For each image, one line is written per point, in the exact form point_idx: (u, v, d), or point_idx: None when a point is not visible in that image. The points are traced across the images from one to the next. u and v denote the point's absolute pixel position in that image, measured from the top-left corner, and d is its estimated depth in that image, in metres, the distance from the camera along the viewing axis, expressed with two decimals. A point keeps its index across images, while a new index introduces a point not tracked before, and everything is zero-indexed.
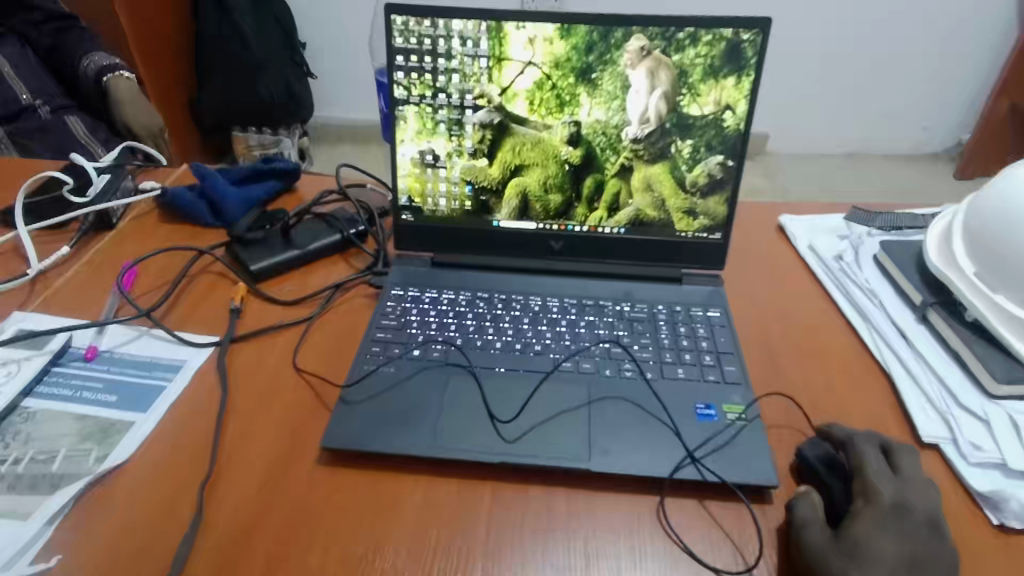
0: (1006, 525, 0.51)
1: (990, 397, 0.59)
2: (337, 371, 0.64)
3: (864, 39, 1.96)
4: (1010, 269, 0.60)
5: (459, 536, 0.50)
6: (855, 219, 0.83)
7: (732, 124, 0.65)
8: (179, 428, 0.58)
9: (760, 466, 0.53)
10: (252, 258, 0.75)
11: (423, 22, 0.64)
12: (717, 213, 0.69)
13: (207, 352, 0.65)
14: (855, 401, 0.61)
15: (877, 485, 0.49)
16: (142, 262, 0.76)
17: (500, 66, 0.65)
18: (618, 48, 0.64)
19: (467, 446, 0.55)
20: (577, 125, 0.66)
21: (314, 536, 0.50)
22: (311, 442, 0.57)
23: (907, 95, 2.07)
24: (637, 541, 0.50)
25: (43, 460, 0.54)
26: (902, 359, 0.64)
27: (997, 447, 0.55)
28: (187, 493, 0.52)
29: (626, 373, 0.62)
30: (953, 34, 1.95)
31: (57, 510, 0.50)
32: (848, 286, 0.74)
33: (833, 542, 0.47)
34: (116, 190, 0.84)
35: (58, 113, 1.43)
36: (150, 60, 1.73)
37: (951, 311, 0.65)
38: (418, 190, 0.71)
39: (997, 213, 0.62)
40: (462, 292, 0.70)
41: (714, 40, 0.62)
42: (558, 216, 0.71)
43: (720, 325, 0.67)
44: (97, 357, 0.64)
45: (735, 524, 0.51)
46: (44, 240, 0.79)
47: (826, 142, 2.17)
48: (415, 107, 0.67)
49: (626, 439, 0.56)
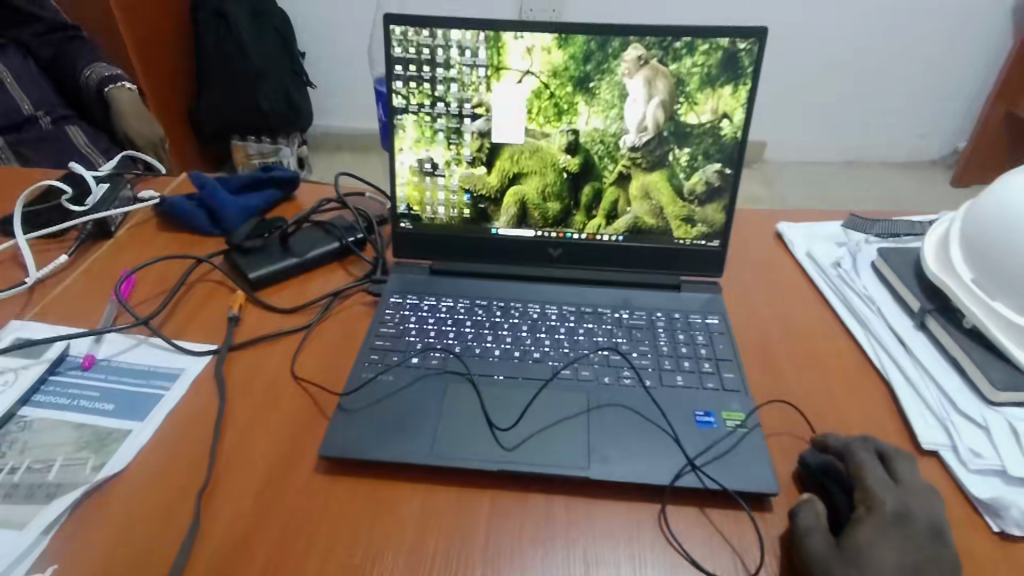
0: (1007, 532, 0.51)
1: (989, 404, 0.59)
2: (335, 379, 0.64)
3: (860, 48, 1.98)
4: (1008, 276, 0.60)
5: (458, 545, 0.50)
6: (852, 227, 0.84)
7: (729, 132, 0.66)
8: (176, 436, 0.58)
9: (760, 473, 0.53)
10: (250, 266, 0.75)
11: (422, 32, 0.64)
12: (714, 220, 0.70)
13: (205, 359, 0.65)
14: (855, 408, 0.61)
15: (879, 493, 0.49)
16: (140, 270, 0.76)
17: (498, 75, 0.65)
18: (615, 57, 0.64)
19: (465, 454, 0.55)
20: (576, 134, 0.67)
21: (312, 545, 0.50)
22: (309, 451, 0.57)
23: (903, 104, 2.09)
24: (637, 549, 0.50)
25: (40, 469, 0.53)
26: (901, 365, 0.64)
27: (997, 454, 0.55)
28: (185, 501, 0.52)
29: (625, 381, 0.62)
30: (947, 43, 1.97)
31: (54, 519, 0.50)
32: (846, 292, 0.74)
33: (835, 550, 0.46)
34: (115, 199, 0.84)
35: (59, 122, 1.44)
36: (150, 70, 1.74)
37: (949, 317, 0.65)
38: (416, 197, 0.71)
39: (995, 220, 0.62)
40: (461, 300, 0.70)
41: (710, 50, 0.63)
42: (556, 224, 0.71)
43: (718, 332, 0.67)
44: (95, 365, 0.64)
45: (736, 532, 0.51)
46: (42, 248, 0.79)
47: (823, 150, 2.18)
48: (413, 116, 0.68)
49: (625, 446, 0.56)
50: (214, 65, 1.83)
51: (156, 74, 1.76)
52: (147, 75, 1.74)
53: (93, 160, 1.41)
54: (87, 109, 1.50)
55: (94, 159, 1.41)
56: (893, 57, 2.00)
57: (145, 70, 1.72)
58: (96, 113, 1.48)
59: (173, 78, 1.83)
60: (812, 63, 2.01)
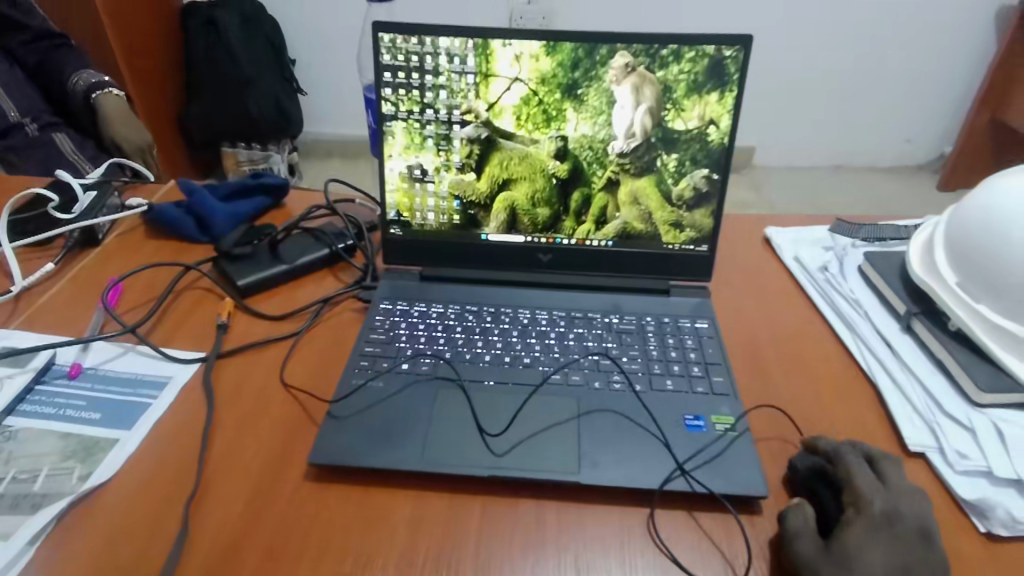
0: (993, 532, 0.51)
1: (974, 406, 0.60)
2: (325, 386, 0.63)
3: (847, 55, 2.00)
4: (992, 279, 0.61)
5: (448, 551, 0.50)
6: (839, 231, 0.85)
7: (716, 138, 0.66)
8: (164, 444, 0.57)
9: (749, 476, 0.54)
10: (239, 273, 0.75)
11: (410, 40, 0.65)
12: (703, 225, 0.70)
13: (193, 367, 0.65)
14: (843, 411, 0.62)
15: (867, 493, 0.49)
16: (128, 278, 0.76)
17: (486, 81, 0.66)
18: (603, 64, 0.65)
19: (456, 460, 0.55)
20: (565, 140, 0.67)
21: (302, 552, 0.49)
22: (298, 458, 0.56)
23: (890, 109, 2.11)
24: (627, 554, 0.50)
25: (25, 480, 0.53)
26: (888, 368, 0.65)
27: (983, 455, 0.55)
28: (172, 509, 0.52)
29: (615, 385, 0.62)
30: (932, 49, 2.00)
31: (40, 529, 0.49)
32: (833, 296, 0.75)
33: (824, 552, 0.47)
34: (102, 207, 0.83)
35: (48, 129, 1.43)
36: (140, 78, 1.74)
37: (934, 320, 0.66)
38: (406, 204, 0.71)
39: (979, 223, 0.63)
40: (451, 306, 0.70)
41: (696, 57, 0.64)
42: (546, 229, 0.71)
43: (708, 336, 0.67)
44: (82, 374, 0.63)
45: (725, 535, 0.51)
46: (28, 257, 0.79)
47: (811, 155, 2.20)
48: (403, 123, 0.68)
49: (616, 451, 0.56)
50: (203, 71, 1.84)
51: (145, 82, 1.76)
52: (136, 84, 1.73)
53: (77, 164, 1.38)
54: (76, 117, 1.49)
55: (79, 164, 1.38)
56: (879, 64, 2.02)
57: (134, 78, 1.72)
58: (84, 120, 1.47)
59: (163, 85, 1.83)
60: (800, 70, 2.04)
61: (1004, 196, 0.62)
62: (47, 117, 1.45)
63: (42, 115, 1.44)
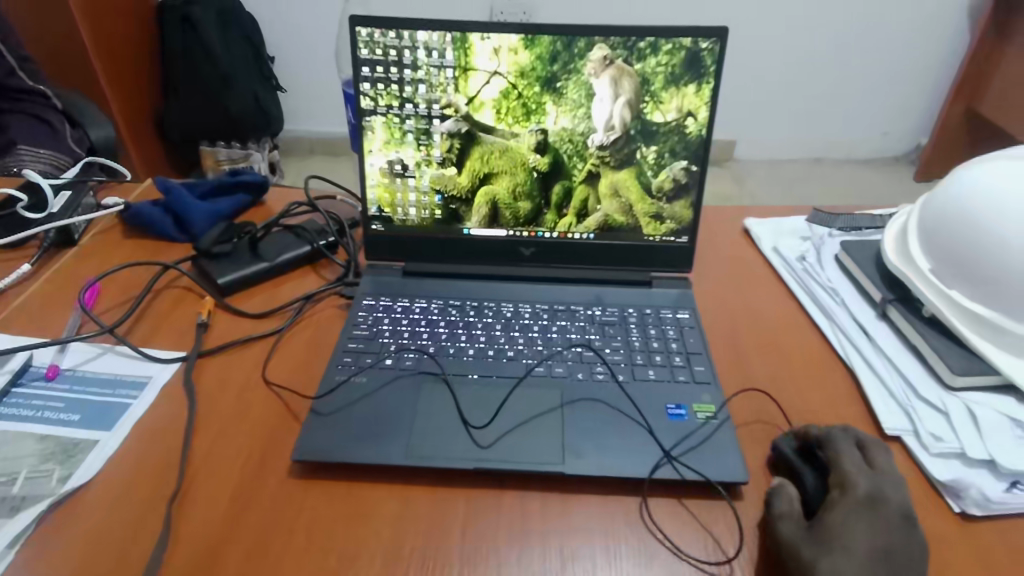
0: (968, 512, 0.53)
1: (948, 389, 0.61)
2: (308, 383, 0.63)
3: (826, 47, 2.02)
4: (967, 266, 0.62)
5: (436, 545, 0.50)
6: (816, 221, 0.86)
7: (694, 130, 0.67)
8: (145, 444, 0.57)
9: (731, 464, 0.54)
10: (219, 272, 0.74)
11: (388, 34, 0.64)
12: (682, 217, 0.71)
13: (173, 367, 0.64)
14: (821, 397, 0.63)
15: (854, 475, 0.50)
16: (104, 279, 0.75)
17: (465, 75, 0.66)
18: (581, 57, 0.65)
19: (441, 454, 0.55)
20: (545, 133, 0.67)
21: (287, 550, 0.49)
22: (281, 456, 0.56)
23: (868, 102, 2.14)
24: (612, 541, 0.50)
25: (4, 483, 0.52)
26: (867, 355, 0.66)
27: (956, 437, 0.57)
28: (154, 509, 0.51)
29: (598, 376, 0.62)
30: (907, 43, 2.03)
31: (19, 533, 0.49)
32: (812, 286, 0.76)
33: (806, 535, 0.48)
34: (78, 207, 0.83)
35: (8, 114, 1.31)
36: (115, 77, 1.69)
37: (908, 306, 0.67)
38: (387, 199, 0.71)
39: (956, 211, 0.64)
40: (434, 301, 0.70)
41: (674, 49, 0.64)
42: (528, 223, 0.72)
43: (689, 326, 0.68)
44: (60, 375, 0.62)
45: (710, 523, 0.52)
46: (3, 258, 0.78)
47: (791, 148, 2.23)
48: (382, 118, 0.67)
49: (600, 442, 0.56)
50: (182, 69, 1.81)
51: (121, 81, 1.71)
52: (110, 81, 1.68)
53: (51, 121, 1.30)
54: (29, 69, 1.33)
55: (56, 125, 1.30)
56: (855, 57, 2.05)
57: (109, 77, 1.67)
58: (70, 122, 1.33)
59: (140, 85, 1.79)
60: (778, 64, 2.06)
61: (979, 185, 0.63)
62: (3, 102, 1.31)
63: (3, 87, 1.30)
